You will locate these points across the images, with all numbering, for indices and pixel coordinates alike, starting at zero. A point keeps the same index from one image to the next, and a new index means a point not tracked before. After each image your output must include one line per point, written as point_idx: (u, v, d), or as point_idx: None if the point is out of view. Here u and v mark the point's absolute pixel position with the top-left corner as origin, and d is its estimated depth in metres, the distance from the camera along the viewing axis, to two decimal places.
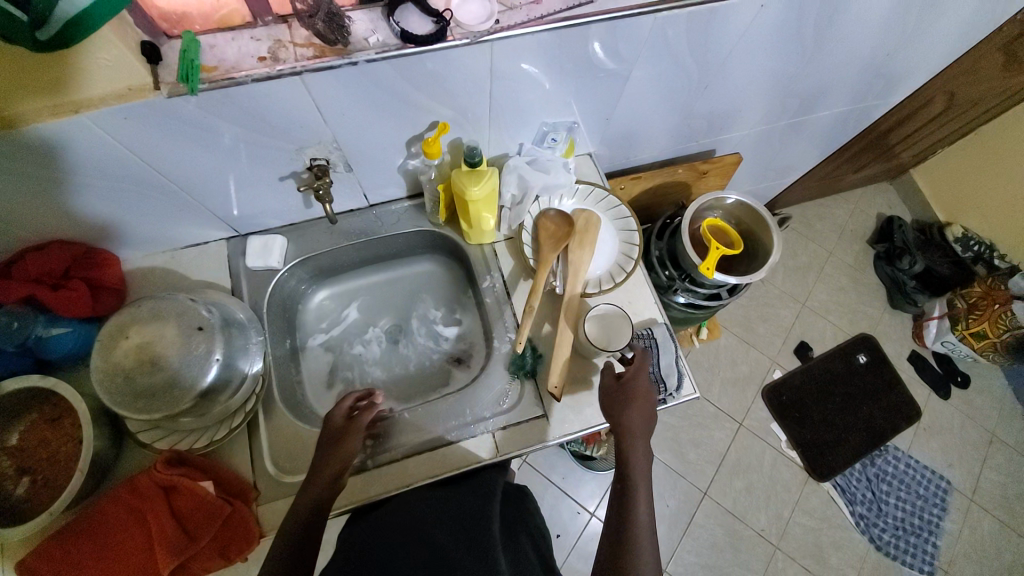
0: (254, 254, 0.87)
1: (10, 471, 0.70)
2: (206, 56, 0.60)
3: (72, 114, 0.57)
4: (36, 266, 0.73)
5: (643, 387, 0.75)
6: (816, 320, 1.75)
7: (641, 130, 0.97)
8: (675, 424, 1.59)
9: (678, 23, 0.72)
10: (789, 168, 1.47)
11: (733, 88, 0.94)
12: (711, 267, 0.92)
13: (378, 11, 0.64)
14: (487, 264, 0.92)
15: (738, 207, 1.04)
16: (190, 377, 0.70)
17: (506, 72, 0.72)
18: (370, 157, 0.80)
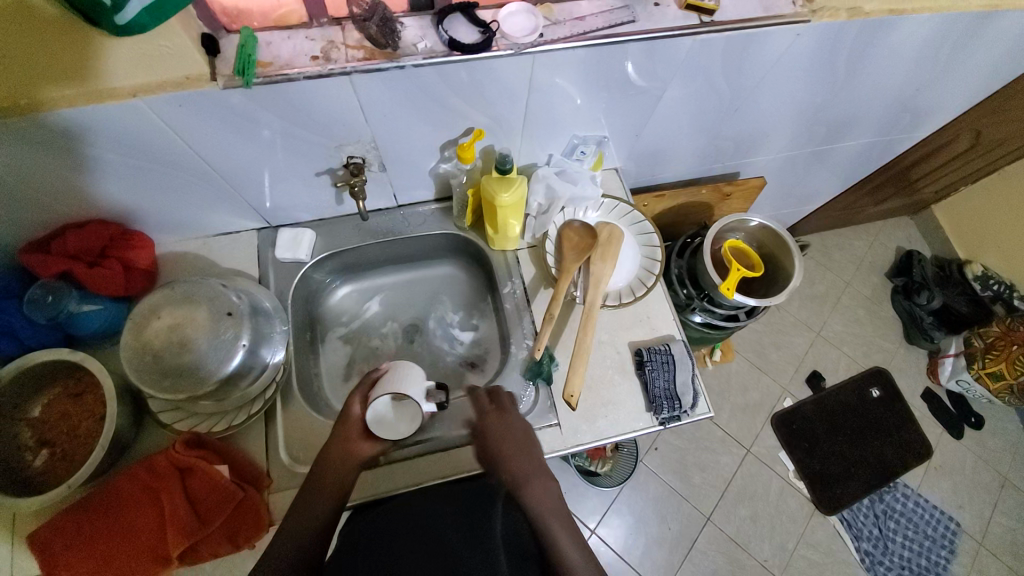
0: (284, 246, 0.89)
1: (31, 442, 0.73)
2: (263, 52, 0.62)
3: (129, 98, 0.60)
4: (75, 243, 0.75)
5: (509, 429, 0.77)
6: (830, 350, 1.74)
7: (668, 148, 0.99)
8: (682, 445, 1.58)
9: (716, 46, 0.74)
10: (810, 196, 1.47)
11: (762, 113, 0.95)
12: (732, 288, 0.93)
13: (428, 19, 0.66)
14: (510, 270, 0.93)
15: (762, 230, 1.04)
16: (216, 360, 0.72)
17: (544, 84, 0.73)
18: (404, 159, 0.82)
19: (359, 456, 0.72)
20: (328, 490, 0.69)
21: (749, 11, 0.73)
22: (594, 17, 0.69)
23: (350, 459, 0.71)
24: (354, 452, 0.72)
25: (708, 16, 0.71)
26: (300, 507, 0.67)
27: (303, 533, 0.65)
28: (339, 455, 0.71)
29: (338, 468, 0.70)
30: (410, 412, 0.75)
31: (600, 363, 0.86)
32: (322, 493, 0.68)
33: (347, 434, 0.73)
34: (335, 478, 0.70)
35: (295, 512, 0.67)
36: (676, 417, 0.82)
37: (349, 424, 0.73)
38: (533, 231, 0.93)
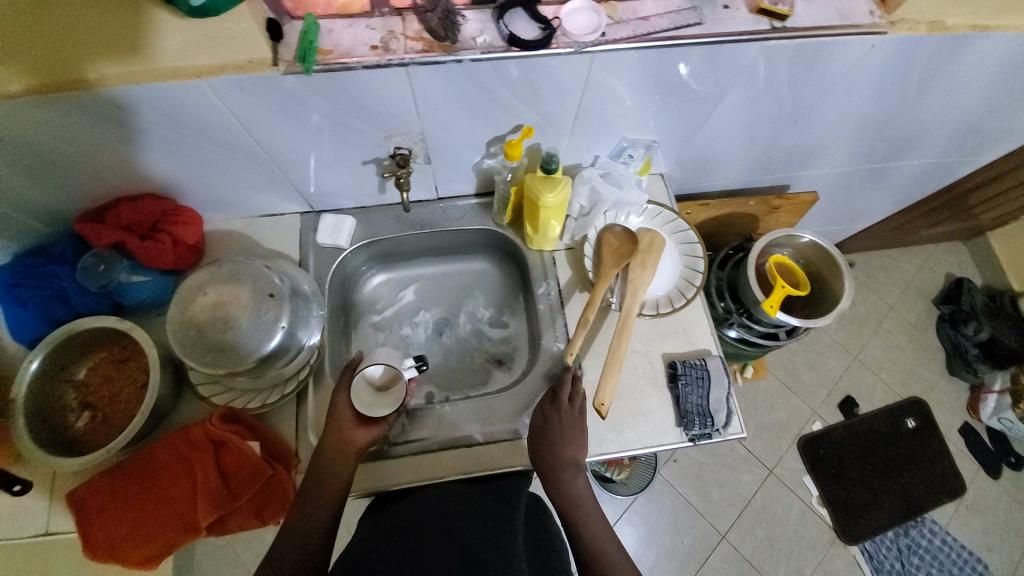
0: (325, 231, 0.90)
1: (74, 403, 0.76)
2: (324, 39, 0.63)
3: (192, 78, 0.61)
4: (128, 215, 0.78)
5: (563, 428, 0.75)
6: (866, 376, 1.66)
7: (718, 157, 0.95)
8: (701, 460, 1.55)
9: (784, 54, 0.70)
10: (859, 214, 1.40)
11: (822, 126, 0.91)
12: (775, 306, 0.90)
13: (489, 13, 0.66)
14: (545, 271, 0.91)
15: (812, 248, 1.00)
16: (256, 340, 0.74)
17: (599, 85, 0.72)
18: (450, 153, 0.82)
19: (355, 444, 0.72)
20: (334, 483, 0.70)
21: (824, 19, 0.69)
22: (659, 18, 0.67)
23: (346, 452, 0.71)
24: (349, 443, 0.72)
25: (779, 23, 0.68)
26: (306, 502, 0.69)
27: (314, 527, 0.68)
28: (336, 446, 0.71)
29: (338, 462, 0.71)
30: (391, 396, 0.78)
31: (631, 372, 0.84)
32: (329, 487, 0.70)
33: (338, 424, 0.73)
34: (335, 472, 0.71)
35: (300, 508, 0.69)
36: (707, 435, 0.80)
37: (337, 417, 0.73)
38: (572, 232, 0.92)
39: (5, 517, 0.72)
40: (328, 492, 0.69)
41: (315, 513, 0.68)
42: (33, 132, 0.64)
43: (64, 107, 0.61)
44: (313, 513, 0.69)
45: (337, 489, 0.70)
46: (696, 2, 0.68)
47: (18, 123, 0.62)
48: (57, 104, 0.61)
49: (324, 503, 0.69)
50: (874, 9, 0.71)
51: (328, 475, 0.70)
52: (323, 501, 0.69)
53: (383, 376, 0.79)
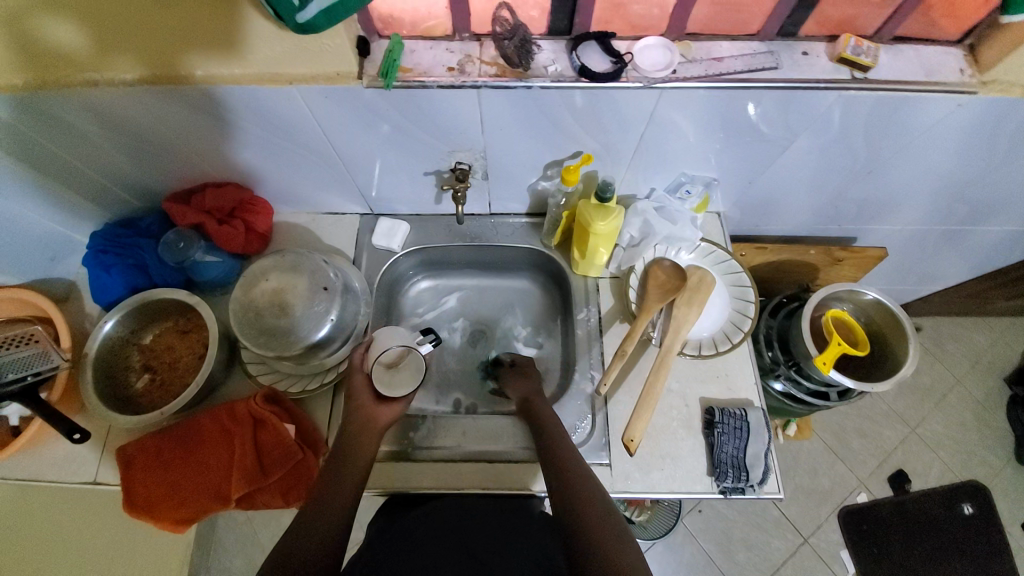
0: (381, 234, 0.95)
1: (136, 365, 0.83)
2: (406, 59, 0.67)
3: (286, 85, 0.67)
4: (211, 201, 0.85)
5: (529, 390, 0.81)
6: (923, 452, 1.51)
7: (782, 201, 0.92)
8: (730, 515, 1.45)
9: (863, 104, 0.68)
10: (932, 276, 1.30)
11: (898, 181, 0.86)
12: (829, 363, 0.85)
13: (563, 44, 0.68)
14: (587, 297, 0.91)
15: (876, 307, 0.93)
16: (307, 328, 0.78)
17: (663, 119, 0.72)
18: (508, 172, 0.84)
19: (379, 420, 0.75)
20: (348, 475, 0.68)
21: (908, 73, 0.66)
22: (734, 59, 0.67)
23: (372, 426, 0.74)
24: (374, 419, 0.74)
25: (861, 73, 0.66)
26: (331, 481, 0.66)
27: (339, 502, 0.63)
28: (362, 421, 0.73)
29: (363, 437, 0.72)
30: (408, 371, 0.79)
31: (665, 412, 0.82)
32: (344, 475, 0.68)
33: (360, 403, 0.75)
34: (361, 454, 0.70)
35: (326, 484, 0.65)
36: (740, 490, 0.76)
37: (361, 395, 0.76)
38: (619, 262, 0.91)
39: (64, 461, 0.79)
40: (353, 469, 0.68)
41: (337, 494, 0.64)
42: (145, 119, 0.72)
43: (170, 98, 0.69)
44: (337, 493, 0.64)
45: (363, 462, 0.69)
46: (774, 46, 0.68)
47: (131, 110, 0.71)
48: (163, 95, 0.68)
49: (350, 479, 0.67)
50: (965, 67, 0.67)
51: (352, 454, 0.70)
52: (351, 479, 0.66)
53: (395, 355, 0.81)
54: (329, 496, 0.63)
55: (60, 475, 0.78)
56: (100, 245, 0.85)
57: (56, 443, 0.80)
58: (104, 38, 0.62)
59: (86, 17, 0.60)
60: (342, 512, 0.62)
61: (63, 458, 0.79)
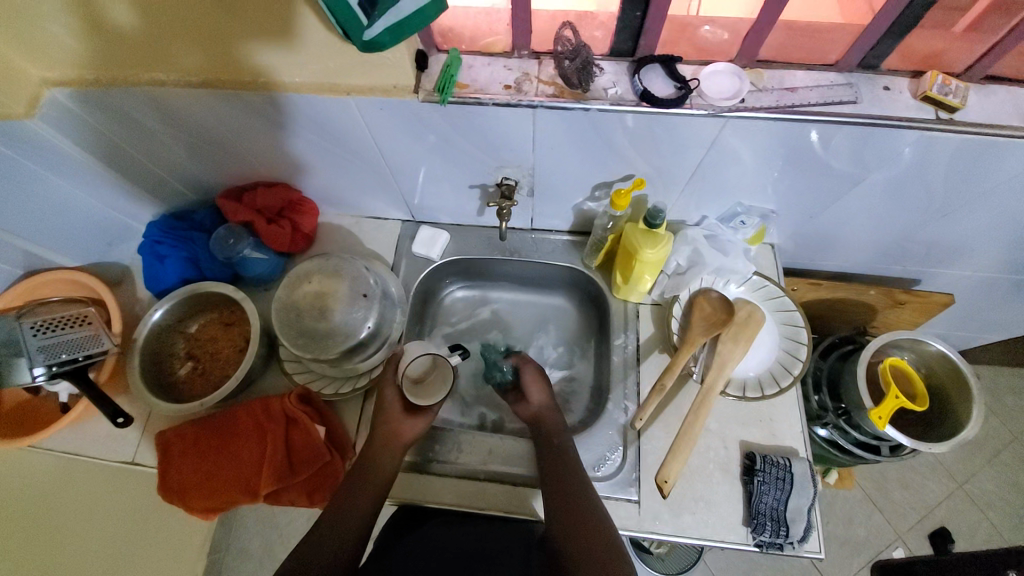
0: (421, 242, 0.95)
1: (180, 352, 0.86)
2: (463, 74, 0.67)
3: (343, 96, 0.68)
4: (262, 200, 0.87)
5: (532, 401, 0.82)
6: (975, 514, 1.40)
7: (842, 238, 0.87)
8: (754, 558, 1.38)
9: (949, 146, 0.62)
10: (1003, 326, 1.19)
11: (977, 226, 0.79)
12: (884, 419, 0.78)
13: (626, 65, 0.65)
14: (626, 323, 0.88)
15: (940, 359, 0.86)
16: (345, 333, 0.79)
17: (724, 148, 0.68)
18: (554, 190, 0.82)
19: (403, 436, 0.75)
20: (369, 488, 0.70)
21: (1003, 115, 0.60)
22: (808, 90, 0.62)
23: (394, 442, 0.74)
24: (398, 435, 0.75)
25: (948, 113, 0.61)
26: (344, 499, 0.68)
27: (351, 525, 0.66)
28: (385, 436, 0.74)
29: (383, 455, 0.73)
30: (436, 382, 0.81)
31: (700, 453, 0.78)
32: (365, 490, 0.69)
33: (388, 415, 0.76)
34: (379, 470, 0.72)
35: (340, 501, 0.68)
36: (777, 545, 0.71)
37: (388, 411, 0.76)
38: (663, 289, 0.87)
39: (106, 439, 0.83)
40: (370, 489, 0.70)
41: (353, 509, 0.67)
42: (209, 120, 0.75)
43: (231, 101, 0.71)
44: (350, 515, 0.67)
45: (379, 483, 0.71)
46: (853, 78, 0.63)
47: (194, 109, 0.73)
48: (225, 97, 0.70)
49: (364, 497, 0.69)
50: None
51: (371, 472, 0.71)
52: (366, 497, 0.69)
53: (424, 365, 0.82)
54: (341, 516, 0.67)
55: (102, 453, 0.82)
56: (156, 235, 0.88)
57: (100, 421, 0.84)
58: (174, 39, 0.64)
59: (159, 18, 0.62)
60: (351, 537, 0.65)
61: (105, 436, 0.83)
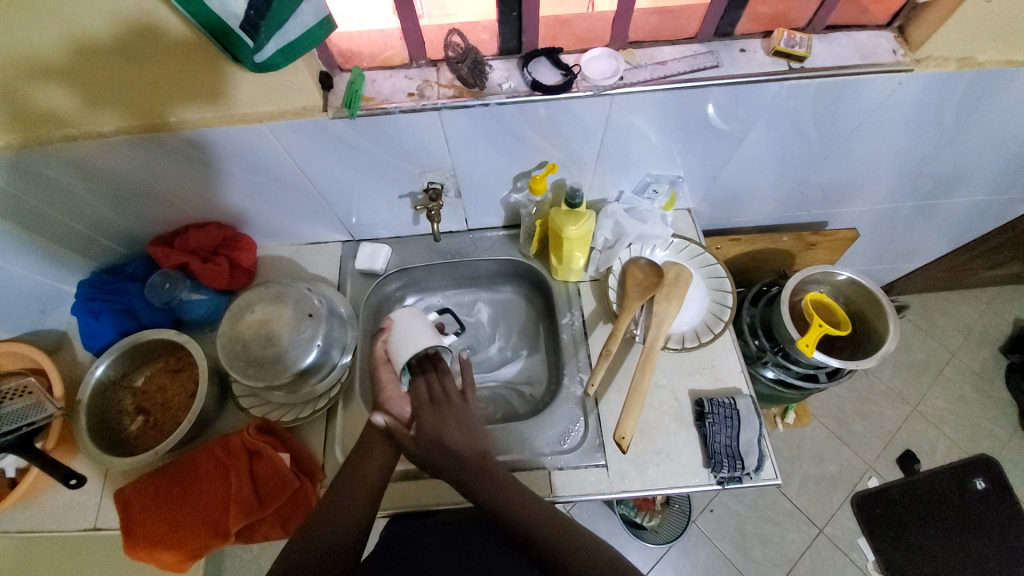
0: (362, 258, 0.97)
1: (129, 408, 0.84)
2: (368, 88, 0.71)
3: (256, 123, 0.71)
4: (194, 240, 0.87)
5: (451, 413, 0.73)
6: (928, 430, 1.51)
7: (748, 192, 0.95)
8: (741, 512, 1.43)
9: (806, 92, 0.71)
10: (909, 253, 1.32)
11: (857, 162, 0.89)
12: (811, 345, 0.86)
13: (515, 62, 0.72)
14: (570, 301, 0.93)
15: (851, 285, 0.96)
16: (295, 355, 0.80)
17: (620, 124, 0.75)
18: (479, 187, 0.87)
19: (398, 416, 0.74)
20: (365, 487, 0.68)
21: (845, 59, 0.70)
22: (676, 62, 0.70)
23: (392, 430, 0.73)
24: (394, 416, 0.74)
25: (798, 63, 0.69)
26: (351, 481, 0.69)
27: (354, 509, 0.66)
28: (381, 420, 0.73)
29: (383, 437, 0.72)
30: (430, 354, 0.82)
31: (655, 407, 0.83)
32: (359, 490, 0.68)
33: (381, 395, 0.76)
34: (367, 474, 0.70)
35: (344, 487, 0.68)
36: (736, 479, 0.76)
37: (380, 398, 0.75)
38: (597, 264, 0.93)
39: (62, 509, 0.79)
40: (375, 467, 0.70)
41: (343, 510, 0.66)
42: (124, 168, 0.75)
43: (150, 146, 0.72)
44: (354, 500, 0.67)
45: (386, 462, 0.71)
46: (713, 46, 0.71)
47: (115, 161, 0.74)
48: (144, 143, 0.72)
49: (367, 485, 0.69)
50: (897, 48, 0.70)
51: (375, 449, 0.71)
52: (369, 479, 0.69)
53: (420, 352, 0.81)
54: (347, 499, 0.67)
55: (60, 523, 0.78)
56: (87, 293, 0.87)
57: (53, 492, 0.81)
58: (75, 93, 0.65)
59: (55, 74, 0.62)
60: (354, 518, 0.66)
61: (63, 506, 0.79)
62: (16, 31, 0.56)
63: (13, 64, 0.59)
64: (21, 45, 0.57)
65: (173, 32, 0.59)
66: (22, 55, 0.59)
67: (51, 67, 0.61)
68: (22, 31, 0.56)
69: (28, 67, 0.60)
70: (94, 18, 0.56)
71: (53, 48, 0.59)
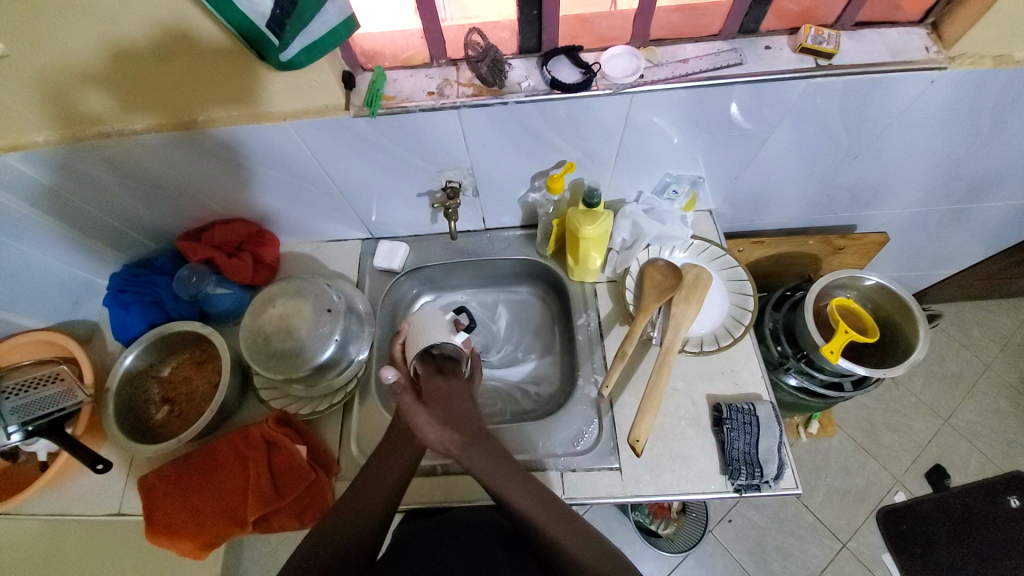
0: (381, 255, 0.98)
1: (155, 397, 0.87)
2: (389, 87, 0.72)
3: (281, 122, 0.73)
4: (220, 236, 0.90)
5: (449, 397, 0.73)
6: (961, 445, 1.44)
7: (772, 193, 0.93)
8: (761, 524, 1.39)
9: (832, 91, 0.69)
10: (944, 259, 1.27)
11: (888, 163, 0.86)
12: (836, 352, 0.83)
13: (534, 60, 0.72)
14: (586, 302, 0.92)
15: (880, 291, 0.93)
16: (313, 350, 0.81)
17: (639, 124, 0.74)
18: (497, 186, 0.87)
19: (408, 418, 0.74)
20: (383, 482, 0.70)
21: (874, 56, 0.68)
22: (699, 59, 0.69)
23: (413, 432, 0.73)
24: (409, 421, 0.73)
25: (825, 61, 0.67)
26: (370, 476, 0.70)
27: (375, 506, 0.68)
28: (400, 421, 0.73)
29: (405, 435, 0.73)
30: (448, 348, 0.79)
31: (671, 412, 0.81)
32: (379, 485, 0.69)
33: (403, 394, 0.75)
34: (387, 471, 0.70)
35: (363, 482, 0.69)
36: (754, 487, 0.74)
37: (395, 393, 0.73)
38: (614, 265, 0.92)
39: (91, 493, 0.82)
40: (396, 464, 0.71)
41: (364, 503, 0.68)
42: (155, 166, 0.78)
43: (180, 144, 0.75)
44: (374, 495, 0.68)
45: (409, 459, 0.71)
46: (737, 43, 0.70)
47: (147, 158, 0.77)
48: (177, 142, 0.74)
49: (390, 478, 0.70)
50: (930, 45, 0.68)
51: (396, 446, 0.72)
52: (389, 475, 0.70)
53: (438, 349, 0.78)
54: (367, 494, 0.68)
55: (88, 507, 0.81)
56: (119, 285, 0.91)
57: (81, 476, 0.84)
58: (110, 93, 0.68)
59: (92, 75, 0.65)
60: (375, 514, 0.67)
61: (92, 489, 0.83)
62: (62, 36, 0.59)
63: (61, 69, 0.63)
64: (67, 51, 0.61)
65: (205, 36, 0.61)
66: (68, 60, 0.62)
67: (89, 69, 0.64)
68: (68, 36, 0.59)
69: (68, 68, 0.63)
70: (131, 22, 0.59)
71: (92, 51, 0.62)
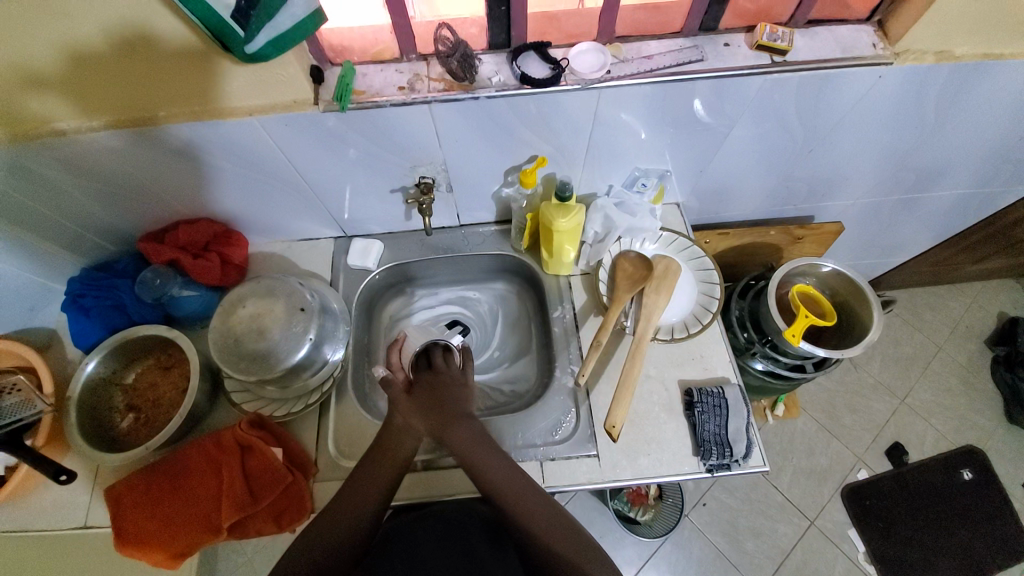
0: (355, 254, 0.97)
1: (119, 405, 0.84)
2: (359, 82, 0.72)
3: (246, 116, 0.71)
4: (185, 236, 0.87)
5: (436, 394, 0.74)
6: (916, 422, 1.53)
7: (735, 187, 0.97)
8: (734, 506, 1.44)
9: (788, 87, 0.73)
10: (896, 247, 1.35)
11: (840, 156, 0.91)
12: (797, 335, 0.88)
13: (504, 56, 0.73)
14: (561, 295, 0.94)
15: (835, 277, 0.98)
16: (286, 349, 0.79)
17: (608, 119, 0.77)
18: (471, 181, 0.88)
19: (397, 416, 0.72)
20: (372, 488, 0.68)
21: (826, 52, 0.72)
22: (662, 56, 0.72)
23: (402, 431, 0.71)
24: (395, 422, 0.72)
25: (780, 57, 0.71)
26: (360, 484, 0.68)
27: (364, 509, 0.67)
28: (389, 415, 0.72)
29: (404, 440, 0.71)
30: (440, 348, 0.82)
31: (646, 398, 0.84)
32: (367, 491, 0.68)
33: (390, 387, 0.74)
34: (375, 480, 0.69)
35: (351, 489, 0.68)
36: (725, 466, 0.77)
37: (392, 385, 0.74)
38: (587, 258, 0.95)
39: (53, 507, 0.79)
40: (387, 470, 0.69)
41: (349, 513, 0.67)
42: (113, 164, 0.75)
43: (138, 142, 0.72)
44: (365, 501, 0.68)
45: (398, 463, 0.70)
46: (698, 40, 0.73)
47: (104, 157, 0.74)
48: (138, 140, 0.72)
49: (381, 485, 0.69)
50: (877, 41, 0.72)
51: (388, 451, 0.70)
52: (375, 484, 0.69)
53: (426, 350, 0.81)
54: (355, 502, 0.67)
55: (50, 522, 0.78)
56: (78, 290, 0.87)
57: (43, 490, 0.80)
58: (59, 90, 0.65)
59: (39, 71, 0.62)
60: (364, 518, 0.67)
61: (53, 503, 0.79)
62: (11, 34, 0.57)
63: (16, 69, 0.61)
64: (20, 49, 0.59)
65: (167, 31, 0.60)
66: (21, 58, 0.60)
67: (37, 65, 0.61)
68: (23, 35, 0.57)
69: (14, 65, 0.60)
70: (88, 16, 0.57)
71: (42, 47, 0.59)
